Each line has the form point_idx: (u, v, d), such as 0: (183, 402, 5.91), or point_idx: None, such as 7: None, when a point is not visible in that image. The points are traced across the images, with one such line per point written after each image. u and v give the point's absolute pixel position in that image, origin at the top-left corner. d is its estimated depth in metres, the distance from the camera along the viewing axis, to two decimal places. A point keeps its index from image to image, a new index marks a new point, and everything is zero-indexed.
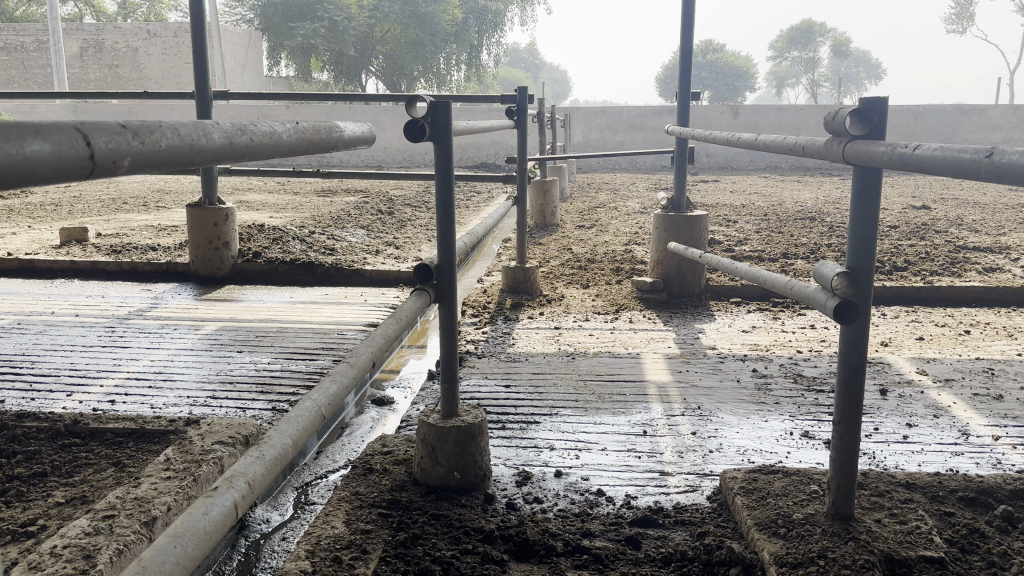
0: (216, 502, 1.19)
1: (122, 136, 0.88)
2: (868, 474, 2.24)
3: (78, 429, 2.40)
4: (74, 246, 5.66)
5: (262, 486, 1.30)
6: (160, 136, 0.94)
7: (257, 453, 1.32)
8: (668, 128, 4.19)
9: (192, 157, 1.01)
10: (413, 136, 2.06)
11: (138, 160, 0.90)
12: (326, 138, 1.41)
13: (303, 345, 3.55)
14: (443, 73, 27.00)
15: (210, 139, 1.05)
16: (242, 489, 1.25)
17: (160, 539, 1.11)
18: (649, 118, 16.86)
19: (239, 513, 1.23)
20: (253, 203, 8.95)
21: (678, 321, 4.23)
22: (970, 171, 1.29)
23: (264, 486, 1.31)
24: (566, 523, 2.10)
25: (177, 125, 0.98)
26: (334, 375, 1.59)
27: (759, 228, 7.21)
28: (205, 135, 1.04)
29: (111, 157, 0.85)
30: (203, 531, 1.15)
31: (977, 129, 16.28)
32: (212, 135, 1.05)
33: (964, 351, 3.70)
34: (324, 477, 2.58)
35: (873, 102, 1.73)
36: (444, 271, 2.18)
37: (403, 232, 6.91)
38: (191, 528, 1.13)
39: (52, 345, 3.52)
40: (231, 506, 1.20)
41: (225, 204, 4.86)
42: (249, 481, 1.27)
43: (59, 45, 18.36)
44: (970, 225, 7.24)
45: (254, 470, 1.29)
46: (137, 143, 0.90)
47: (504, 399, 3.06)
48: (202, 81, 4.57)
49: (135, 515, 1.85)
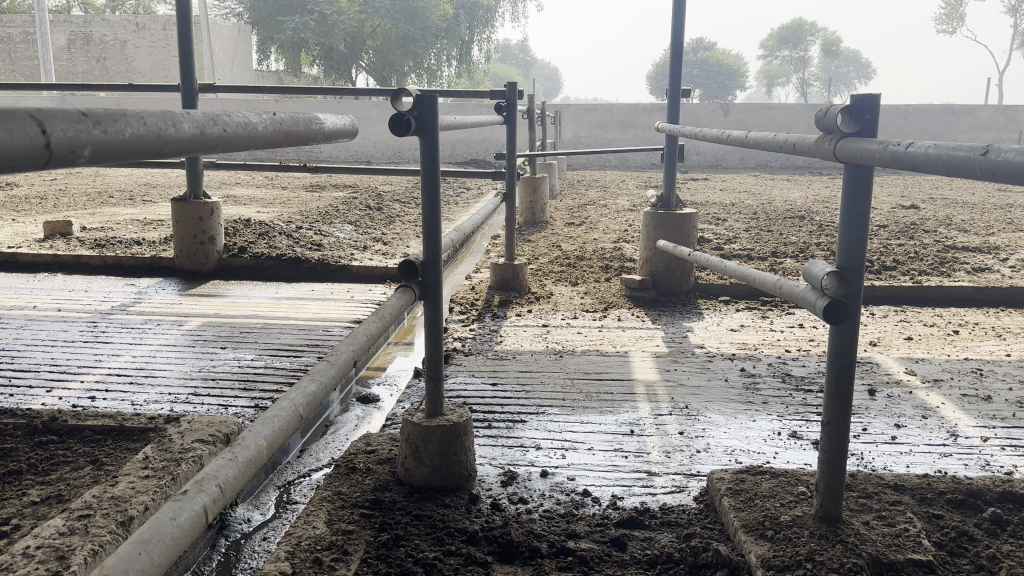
0: (184, 507, 1.15)
1: (83, 125, 0.84)
2: (856, 475, 2.22)
3: (56, 426, 2.35)
4: (57, 239, 5.58)
5: (235, 489, 1.26)
6: (124, 125, 0.90)
7: (230, 456, 1.28)
8: (658, 124, 4.16)
9: (160, 149, 0.98)
10: (397, 130, 2.01)
11: (100, 149, 0.86)
12: (306, 131, 1.37)
13: (287, 341, 3.51)
14: (433, 69, 26.94)
15: (179, 128, 1.00)
16: (213, 492, 1.21)
17: (124, 545, 1.07)
18: (639, 116, 16.88)
19: (209, 517, 1.19)
20: (241, 198, 8.90)
21: (667, 320, 4.21)
22: (964, 169, 1.26)
23: (236, 489, 1.27)
24: (551, 524, 2.07)
25: (144, 113, 0.94)
26: (314, 374, 1.56)
27: (748, 226, 7.19)
28: (174, 125, 0.99)
29: (69, 147, 0.82)
30: (170, 537, 1.11)
31: (966, 129, 16.33)
32: (182, 125, 1.01)
33: (953, 351, 3.69)
34: (307, 475, 2.55)
35: (864, 99, 1.70)
36: (429, 268, 2.14)
37: (391, 228, 6.87)
38: (158, 534, 1.09)
39: (32, 340, 3.47)
40: (201, 510, 1.16)
41: (210, 198, 4.81)
42: (220, 484, 1.23)
43: (46, 38, 18.13)
44: (959, 225, 7.26)
45: (226, 473, 1.25)
46: (100, 132, 0.86)
47: (491, 397, 3.03)
48: (187, 74, 4.51)
49: (111, 515, 1.81)
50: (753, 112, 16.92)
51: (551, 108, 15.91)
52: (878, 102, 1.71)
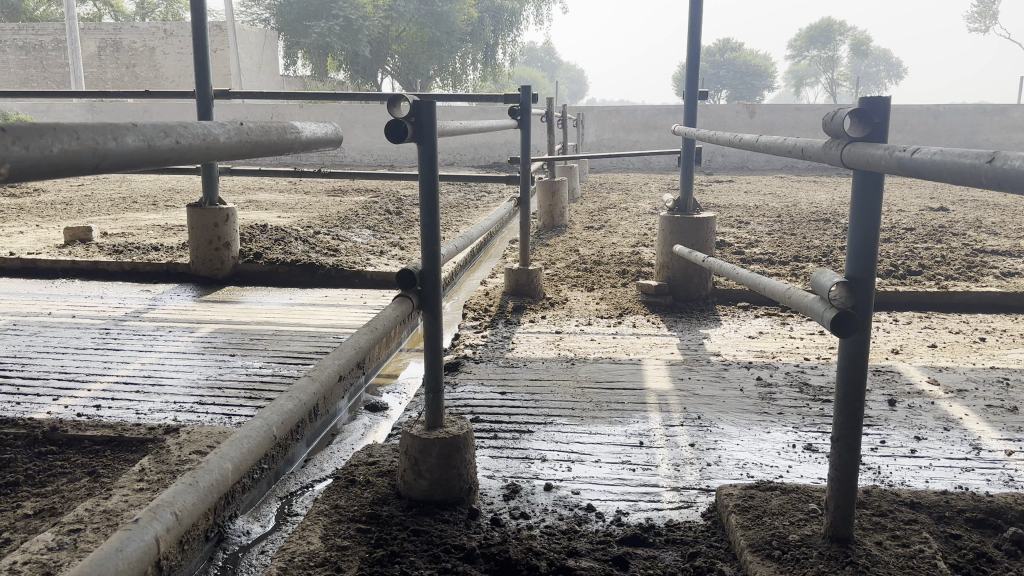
0: (133, 537, 1.11)
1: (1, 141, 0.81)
2: (870, 492, 2.14)
3: (55, 437, 2.34)
4: (76, 245, 5.62)
5: (193, 516, 1.23)
6: (52, 140, 0.87)
7: (190, 481, 1.26)
8: (673, 127, 4.04)
9: (97, 163, 0.94)
10: (394, 136, 1.97)
11: (20, 167, 0.83)
12: (278, 139, 1.34)
13: (297, 349, 3.49)
14: (458, 72, 27.07)
15: (122, 142, 0.98)
16: (167, 520, 1.18)
17: None
18: (663, 118, 16.76)
19: (162, 547, 1.15)
20: (263, 203, 8.95)
21: (683, 326, 4.12)
22: (968, 176, 1.19)
23: (196, 516, 1.24)
24: (551, 541, 2.01)
25: (80, 129, 0.91)
26: (293, 393, 1.55)
27: (771, 229, 7.08)
28: (116, 139, 0.97)
29: None
30: (115, 571, 1.07)
31: (998, 129, 15.98)
32: (126, 138, 0.98)
33: (978, 360, 3.57)
34: (309, 487, 2.51)
35: (873, 101, 1.62)
36: (428, 278, 2.10)
37: (409, 232, 6.85)
38: (102, 567, 1.05)
39: (44, 347, 3.48)
40: (152, 540, 1.13)
41: (226, 204, 4.80)
42: (176, 510, 1.20)
43: (77, 46, 18.43)
44: (989, 228, 7.08)
45: (183, 500, 1.22)
46: (20, 148, 0.83)
47: (499, 406, 2.98)
48: (202, 81, 4.51)
49: (102, 529, 1.78)
50: (779, 114, 16.72)
51: (574, 110, 15.85)
52: (890, 104, 1.63)
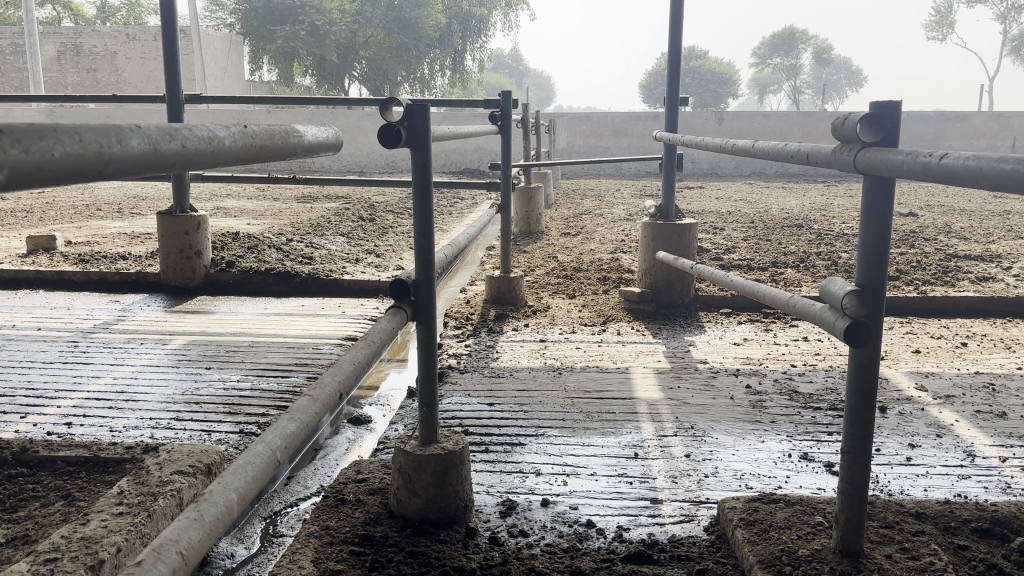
0: None
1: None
2: (875, 502, 2.10)
3: (26, 458, 2.22)
4: (40, 254, 5.43)
5: (200, 553, 1.15)
6: (54, 143, 0.79)
7: (194, 516, 1.17)
8: (655, 133, 3.99)
9: (100, 169, 0.86)
10: (387, 142, 1.90)
11: (18, 172, 0.75)
12: (279, 145, 1.26)
13: (275, 361, 3.38)
14: (427, 79, 26.92)
15: (125, 145, 0.89)
16: (173, 560, 1.09)
17: None
18: (633, 124, 16.84)
19: None
20: (233, 209, 8.80)
21: (668, 334, 4.08)
22: (1007, 181, 1.15)
23: (201, 554, 1.16)
24: (553, 560, 1.94)
25: (81, 130, 0.83)
26: (294, 413, 1.48)
27: (746, 235, 7.11)
28: (119, 142, 0.88)
29: None
30: None
31: (960, 136, 16.28)
32: (129, 141, 0.90)
33: (963, 365, 3.58)
34: (295, 505, 2.41)
35: (885, 106, 1.59)
36: (422, 288, 2.02)
37: (384, 239, 6.75)
38: None
39: (9, 361, 3.33)
40: None
41: (197, 212, 4.67)
42: (182, 549, 1.11)
43: (36, 48, 18.01)
44: (958, 233, 7.19)
45: (189, 537, 1.13)
46: (19, 151, 0.75)
47: (488, 418, 2.90)
48: (173, 83, 4.37)
49: (80, 559, 1.67)
50: (747, 120, 16.87)
51: (545, 116, 15.84)
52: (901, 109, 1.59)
